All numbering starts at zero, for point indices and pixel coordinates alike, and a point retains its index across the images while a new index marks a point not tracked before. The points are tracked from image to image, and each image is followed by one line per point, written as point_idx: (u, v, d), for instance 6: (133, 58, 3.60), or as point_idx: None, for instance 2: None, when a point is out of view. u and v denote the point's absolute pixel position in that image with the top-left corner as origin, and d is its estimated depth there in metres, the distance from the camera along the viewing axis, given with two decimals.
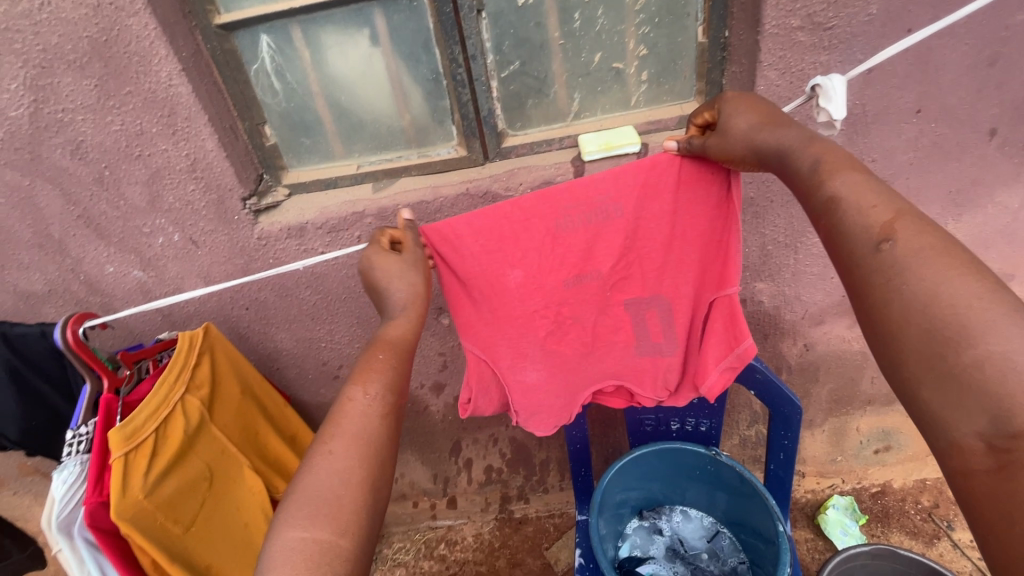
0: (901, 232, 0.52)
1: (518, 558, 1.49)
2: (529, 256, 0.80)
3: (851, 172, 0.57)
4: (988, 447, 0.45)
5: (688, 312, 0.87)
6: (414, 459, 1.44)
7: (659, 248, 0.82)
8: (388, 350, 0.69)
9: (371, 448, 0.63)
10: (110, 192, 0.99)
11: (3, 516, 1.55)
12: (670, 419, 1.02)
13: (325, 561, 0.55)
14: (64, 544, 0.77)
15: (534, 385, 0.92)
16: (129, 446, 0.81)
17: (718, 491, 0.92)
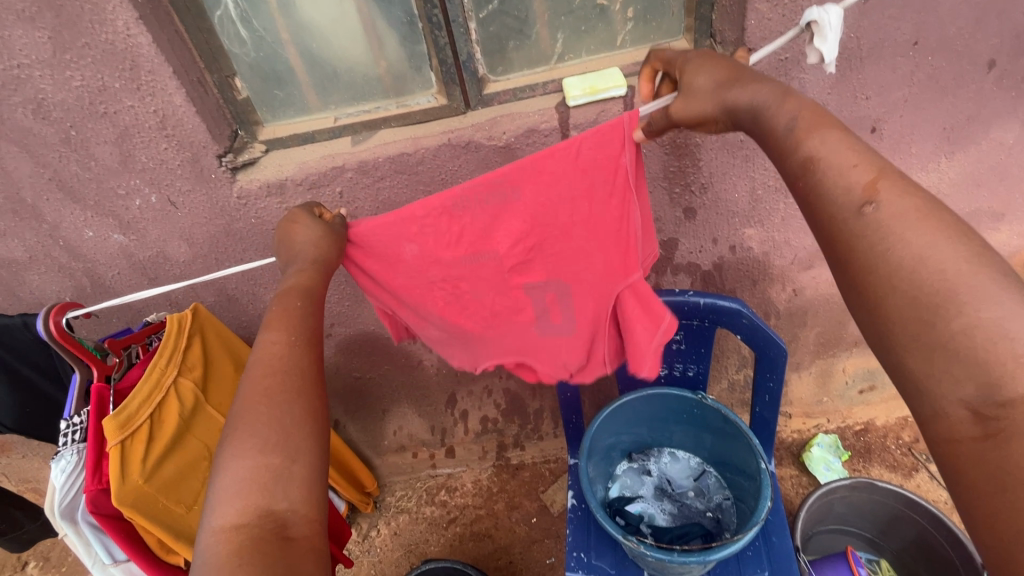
0: (883, 193, 0.53)
1: (515, 502, 1.56)
2: (426, 230, 0.79)
3: (830, 131, 0.57)
4: (976, 415, 0.47)
5: (596, 296, 0.88)
6: (411, 412, 1.47)
7: (561, 232, 0.82)
8: (302, 296, 0.70)
9: (303, 379, 0.65)
10: (79, 153, 0.95)
11: (16, 475, 1.60)
12: (658, 365, 1.03)
13: (278, 481, 0.58)
14: (70, 529, 0.80)
15: (439, 348, 0.96)
16: (125, 434, 0.82)
17: (704, 433, 0.95)
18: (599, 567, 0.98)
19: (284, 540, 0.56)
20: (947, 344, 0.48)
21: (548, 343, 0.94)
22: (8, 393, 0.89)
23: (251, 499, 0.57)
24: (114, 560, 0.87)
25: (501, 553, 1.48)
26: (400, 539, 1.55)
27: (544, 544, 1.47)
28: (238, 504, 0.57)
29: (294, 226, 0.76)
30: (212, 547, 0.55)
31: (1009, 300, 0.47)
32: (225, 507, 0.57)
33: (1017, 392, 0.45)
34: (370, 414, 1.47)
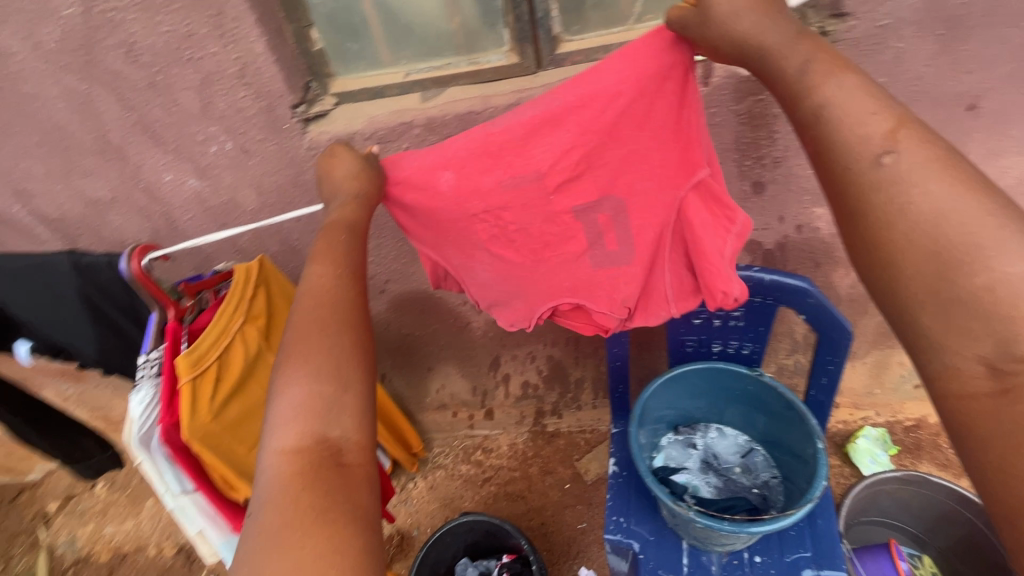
0: (902, 142, 0.52)
1: (549, 467, 1.60)
2: (462, 156, 0.80)
3: (845, 75, 0.55)
4: (990, 370, 0.46)
5: (653, 203, 0.83)
6: (454, 371, 1.51)
7: (609, 147, 0.79)
8: (346, 232, 0.73)
9: (350, 315, 0.67)
10: (164, 98, 0.99)
11: (89, 403, 1.72)
12: (712, 340, 1.02)
13: (331, 411, 0.61)
14: (145, 457, 0.85)
15: (497, 291, 0.96)
16: (196, 372, 0.87)
17: (755, 411, 0.94)
18: (637, 532, 1.00)
19: (340, 468, 0.58)
20: (962, 298, 0.47)
21: (604, 272, 0.90)
22: (94, 327, 0.92)
23: (311, 425, 0.60)
24: (184, 490, 0.92)
25: (533, 514, 1.52)
26: (436, 493, 1.62)
27: (576, 509, 1.51)
28: (295, 432, 0.59)
29: (333, 164, 0.79)
30: (275, 467, 0.58)
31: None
32: (285, 430, 0.60)
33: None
34: (416, 370, 1.51)
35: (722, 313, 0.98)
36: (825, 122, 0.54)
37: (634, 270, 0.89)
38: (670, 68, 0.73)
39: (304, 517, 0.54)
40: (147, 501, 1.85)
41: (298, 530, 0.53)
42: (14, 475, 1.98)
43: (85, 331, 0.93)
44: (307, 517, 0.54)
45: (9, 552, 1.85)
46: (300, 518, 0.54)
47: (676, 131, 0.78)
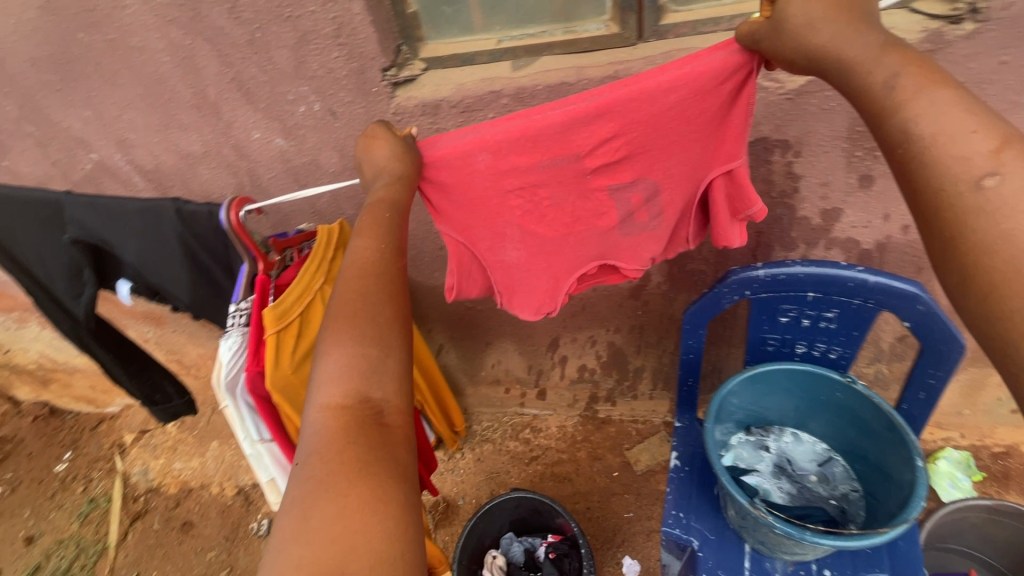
0: (1007, 164, 0.49)
1: (598, 453, 1.58)
2: (502, 140, 0.75)
3: (940, 91, 0.52)
4: None
5: (683, 188, 0.82)
6: (512, 348, 1.50)
7: (655, 135, 0.75)
8: (391, 207, 0.71)
9: (386, 284, 0.66)
10: (260, 56, 1.01)
11: (166, 347, 1.83)
12: (797, 341, 0.97)
13: (375, 371, 0.60)
14: (231, 403, 0.90)
15: (522, 271, 0.93)
16: (280, 326, 0.89)
17: (839, 419, 0.90)
18: (697, 529, 0.97)
19: (381, 426, 0.57)
20: None
21: (631, 242, 0.89)
22: (189, 274, 0.98)
23: (353, 383, 0.58)
24: (260, 438, 0.97)
25: (580, 498, 1.51)
26: (482, 465, 1.64)
27: (623, 498, 1.49)
28: (336, 391, 0.58)
29: (370, 149, 0.76)
30: (319, 422, 0.57)
31: None
32: (328, 386, 0.58)
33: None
34: (474, 344, 1.51)
35: (813, 313, 0.93)
36: (915, 144, 0.52)
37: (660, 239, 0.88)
38: (728, 70, 0.70)
39: (348, 468, 0.53)
40: (212, 443, 1.97)
41: (344, 480, 0.52)
42: (96, 405, 2.15)
43: (181, 278, 0.99)
44: (350, 473, 0.52)
45: (91, 475, 2.02)
46: (345, 470, 0.53)
47: (720, 123, 0.76)
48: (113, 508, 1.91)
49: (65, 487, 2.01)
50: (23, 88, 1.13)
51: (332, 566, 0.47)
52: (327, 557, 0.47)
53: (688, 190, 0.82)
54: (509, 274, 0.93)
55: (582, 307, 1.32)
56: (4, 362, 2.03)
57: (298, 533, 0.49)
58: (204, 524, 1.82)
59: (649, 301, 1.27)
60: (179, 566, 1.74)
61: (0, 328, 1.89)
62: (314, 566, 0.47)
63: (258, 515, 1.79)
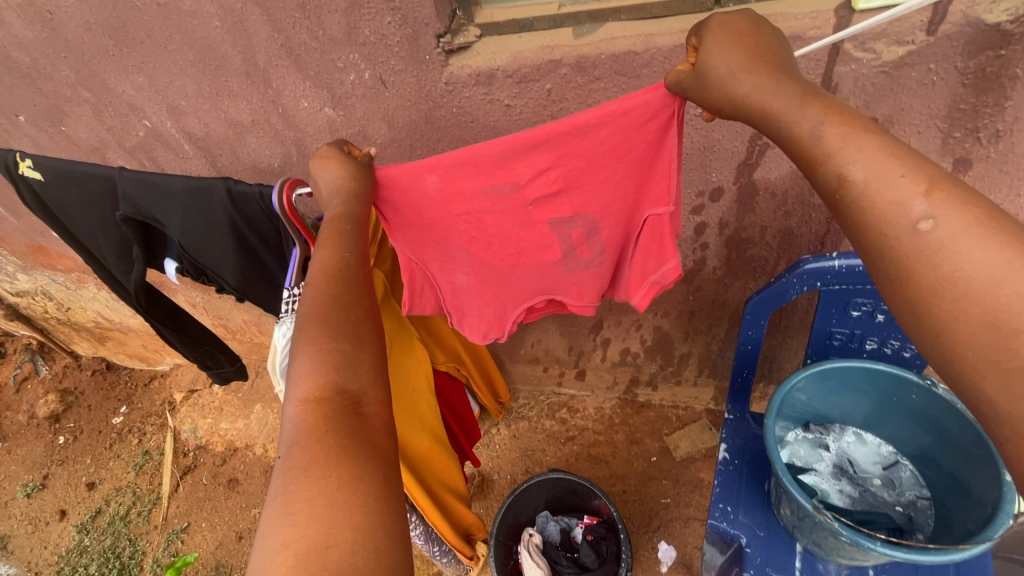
0: (941, 207, 0.44)
1: (636, 437, 1.56)
2: (445, 164, 0.69)
3: (864, 138, 0.48)
4: None
5: (620, 227, 0.76)
6: (553, 329, 1.47)
7: (590, 169, 0.69)
8: (350, 220, 0.67)
9: (351, 285, 0.63)
10: (311, 20, 0.97)
11: (213, 311, 1.89)
12: (867, 337, 0.91)
13: (348, 363, 0.57)
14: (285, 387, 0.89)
15: (472, 296, 0.88)
16: None
17: (910, 422, 0.85)
18: (746, 525, 0.94)
19: (358, 416, 0.54)
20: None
21: (576, 279, 0.83)
22: (236, 256, 0.97)
23: (328, 375, 0.55)
24: None
25: (615, 480, 1.50)
26: (518, 442, 1.64)
27: (660, 484, 1.47)
28: (302, 389, 0.55)
29: (318, 170, 0.71)
30: (295, 417, 0.54)
31: None
32: (300, 381, 0.56)
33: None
34: (515, 323, 1.49)
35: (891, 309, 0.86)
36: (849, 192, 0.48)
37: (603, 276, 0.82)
38: (656, 110, 0.63)
39: (327, 455, 0.50)
40: (255, 406, 2.05)
41: (322, 466, 0.50)
42: (148, 363, 2.24)
43: (226, 258, 0.98)
44: (328, 457, 0.50)
45: (144, 429, 2.13)
46: (324, 455, 0.50)
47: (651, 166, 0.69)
48: (166, 461, 2.02)
49: (121, 438, 2.13)
50: (78, 52, 1.14)
51: (317, 543, 0.45)
52: (314, 535, 0.46)
53: (626, 231, 0.76)
54: (460, 298, 0.89)
55: None
56: (64, 319, 2.13)
57: (280, 515, 0.47)
58: (250, 482, 1.91)
59: (701, 287, 1.22)
60: (227, 520, 1.84)
61: (60, 286, 1.97)
62: (302, 544, 0.45)
63: None
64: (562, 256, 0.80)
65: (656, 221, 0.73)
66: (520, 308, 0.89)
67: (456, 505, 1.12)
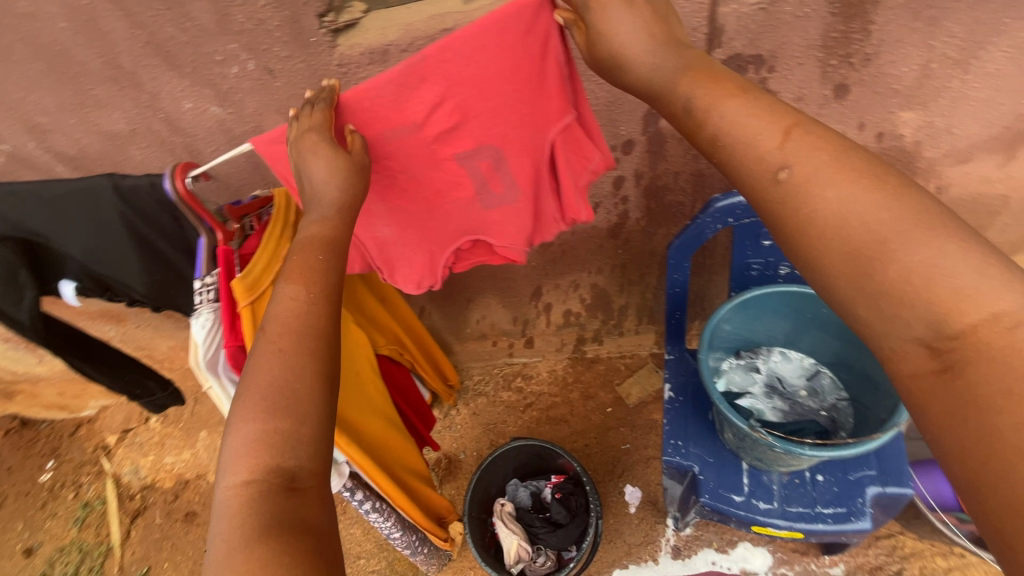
0: (792, 152, 0.50)
1: (590, 392, 1.61)
2: (336, 110, 0.64)
3: (730, 101, 0.55)
4: (930, 350, 0.43)
5: (527, 154, 0.73)
6: (495, 302, 1.47)
7: (484, 95, 0.66)
8: (323, 248, 0.65)
9: (311, 340, 0.61)
10: (175, 12, 0.88)
11: (133, 343, 1.74)
12: (780, 263, 0.98)
13: (285, 442, 0.55)
14: (214, 382, 0.83)
15: (403, 248, 0.86)
16: (253, 296, 0.81)
17: (825, 333, 0.93)
18: (696, 455, 1.00)
19: (291, 491, 0.53)
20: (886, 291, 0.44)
21: (496, 216, 0.81)
22: (141, 262, 0.90)
23: (262, 455, 0.55)
24: None
25: (576, 437, 1.55)
26: (479, 419, 1.66)
27: (619, 431, 1.54)
28: (243, 466, 0.54)
29: (307, 152, 0.63)
30: (226, 501, 0.53)
31: (925, 244, 0.43)
32: (237, 463, 0.55)
33: (966, 323, 0.41)
34: (455, 303, 1.47)
35: None
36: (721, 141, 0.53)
37: (523, 210, 0.80)
38: (532, 18, 0.60)
39: (249, 542, 0.50)
40: (199, 433, 1.92)
41: (241, 551, 0.49)
42: (69, 412, 2.03)
43: (130, 267, 0.90)
44: (258, 540, 0.50)
45: (79, 481, 1.96)
46: (244, 540, 0.50)
47: (541, 81, 0.66)
48: (110, 510, 1.88)
49: (54, 496, 1.96)
50: None
51: None
52: None
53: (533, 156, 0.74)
54: (393, 252, 0.87)
55: (562, 252, 1.29)
56: None
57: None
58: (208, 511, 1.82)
59: (628, 238, 1.25)
60: (191, 555, 1.75)
61: None
62: None
63: None
64: (476, 193, 0.78)
65: (563, 133, 0.73)
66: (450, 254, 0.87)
67: (417, 485, 1.12)
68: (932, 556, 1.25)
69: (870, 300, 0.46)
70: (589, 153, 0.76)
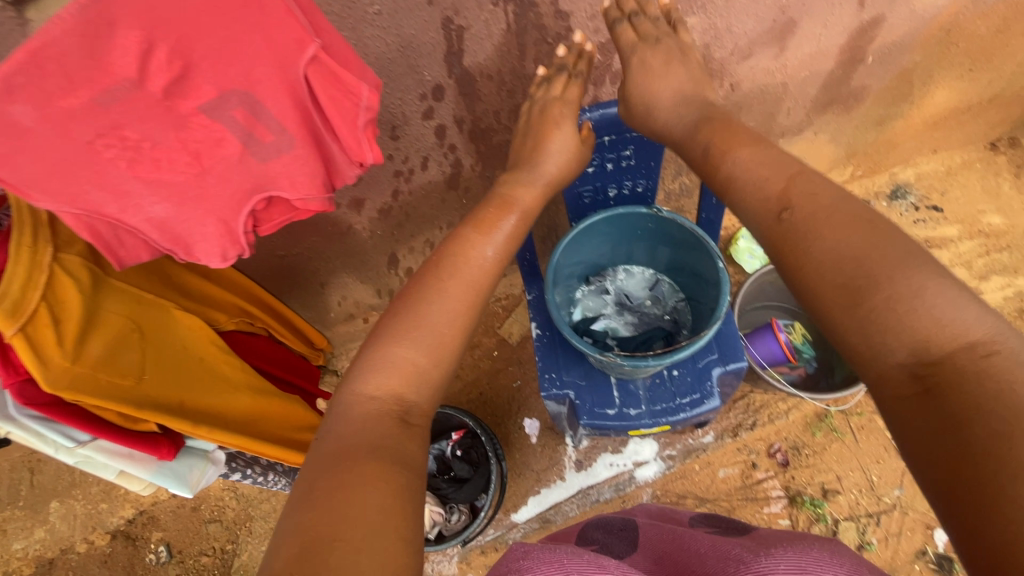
0: (795, 199, 0.60)
1: (475, 341, 1.61)
2: (16, 77, 0.42)
3: (738, 153, 0.68)
4: (913, 374, 0.47)
5: (284, 94, 0.55)
6: (353, 280, 1.37)
7: (201, 28, 0.48)
8: (513, 212, 0.81)
9: (476, 298, 0.73)
10: None
11: None
12: (607, 186, 1.00)
13: (419, 378, 0.64)
14: (12, 427, 0.62)
15: (186, 230, 0.61)
16: (21, 320, 0.60)
17: (653, 245, 0.99)
18: (570, 381, 1.06)
19: (403, 422, 0.60)
20: (874, 316, 0.50)
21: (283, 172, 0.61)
22: None
23: (400, 380, 0.63)
24: (79, 444, 0.68)
25: (470, 389, 1.57)
26: None
27: (508, 371, 1.58)
28: (389, 378, 0.63)
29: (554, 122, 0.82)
30: (358, 405, 0.61)
31: (924, 276, 0.50)
32: (380, 376, 0.63)
33: (945, 349, 0.46)
34: (308, 289, 1.35)
35: (613, 156, 0.95)
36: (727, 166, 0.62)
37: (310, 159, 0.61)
38: None
39: (366, 452, 0.55)
40: (49, 505, 1.61)
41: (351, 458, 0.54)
42: None
43: None
44: (376, 453, 0.55)
45: None
46: (354, 449, 0.55)
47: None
48: None
49: None
50: None
51: (325, 531, 0.47)
52: (320, 516, 0.48)
53: (292, 93, 0.56)
54: (181, 235, 0.61)
55: (406, 214, 1.21)
56: None
57: (302, 499, 0.50)
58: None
59: (469, 186, 1.20)
60: None
61: None
62: (304, 529, 0.47)
63: (151, 545, 1.57)
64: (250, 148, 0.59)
65: (316, 64, 0.55)
66: (248, 224, 0.65)
67: None
68: (775, 402, 1.50)
69: (833, 314, 0.53)
70: (353, 87, 0.59)
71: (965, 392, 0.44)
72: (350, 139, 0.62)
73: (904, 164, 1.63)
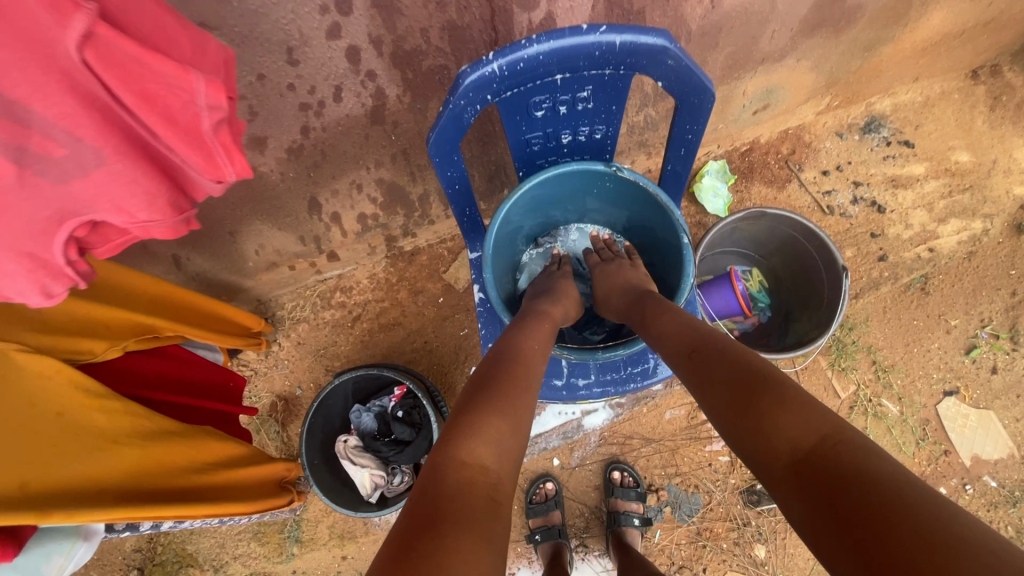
0: (694, 344, 0.69)
1: (419, 287, 1.48)
2: None
3: (666, 307, 0.78)
4: (790, 466, 0.51)
5: (60, 87, 0.37)
6: (269, 228, 1.18)
7: None
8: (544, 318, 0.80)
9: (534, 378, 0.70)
10: None
11: None
12: (560, 132, 0.84)
13: (501, 439, 0.58)
14: None
15: None
16: None
17: (611, 206, 0.95)
18: None
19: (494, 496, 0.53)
20: (756, 418, 0.55)
21: (100, 192, 0.42)
22: None
23: (487, 444, 0.57)
24: None
25: (414, 338, 1.47)
26: (306, 347, 1.47)
27: (455, 319, 1.48)
28: (479, 439, 0.57)
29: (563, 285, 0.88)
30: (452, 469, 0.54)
31: (782, 390, 0.56)
32: (472, 437, 0.57)
33: (808, 443, 0.50)
34: (216, 240, 1.15)
35: (567, 98, 0.77)
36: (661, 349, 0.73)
37: (133, 172, 0.43)
38: None
39: (456, 523, 0.48)
40: None
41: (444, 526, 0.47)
42: None
43: None
44: (474, 524, 0.48)
45: None
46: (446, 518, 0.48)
47: None
48: None
49: None
50: None
51: None
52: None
53: (73, 87, 0.37)
54: None
55: (322, 154, 1.01)
56: None
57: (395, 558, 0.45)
58: None
59: (399, 121, 1.00)
60: None
61: None
62: None
63: None
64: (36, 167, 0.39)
65: (96, 43, 0.37)
66: (71, 253, 0.44)
67: (240, 475, 0.93)
68: None
69: (729, 428, 0.59)
70: (174, 77, 0.42)
71: (829, 470, 0.48)
72: (192, 151, 0.45)
73: (883, 93, 1.50)
